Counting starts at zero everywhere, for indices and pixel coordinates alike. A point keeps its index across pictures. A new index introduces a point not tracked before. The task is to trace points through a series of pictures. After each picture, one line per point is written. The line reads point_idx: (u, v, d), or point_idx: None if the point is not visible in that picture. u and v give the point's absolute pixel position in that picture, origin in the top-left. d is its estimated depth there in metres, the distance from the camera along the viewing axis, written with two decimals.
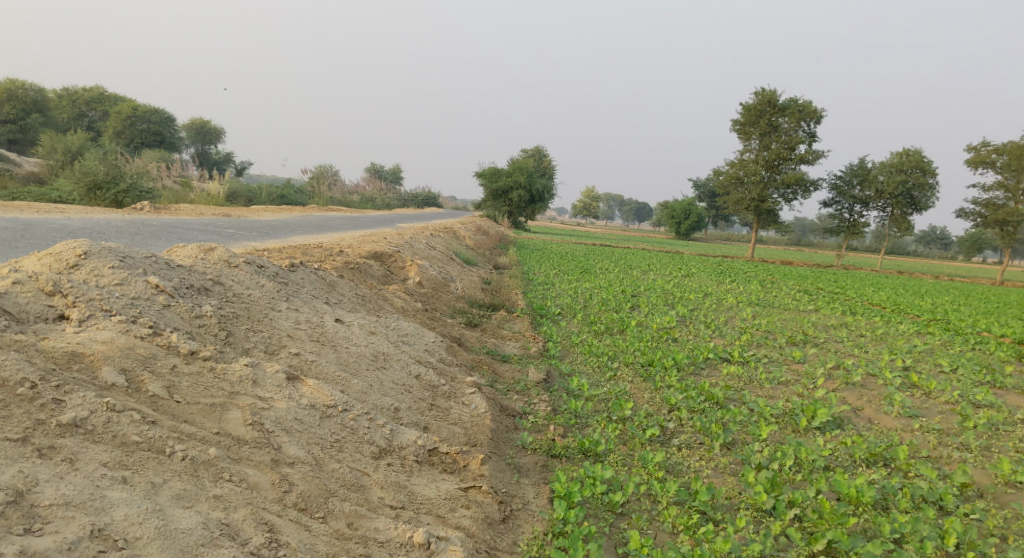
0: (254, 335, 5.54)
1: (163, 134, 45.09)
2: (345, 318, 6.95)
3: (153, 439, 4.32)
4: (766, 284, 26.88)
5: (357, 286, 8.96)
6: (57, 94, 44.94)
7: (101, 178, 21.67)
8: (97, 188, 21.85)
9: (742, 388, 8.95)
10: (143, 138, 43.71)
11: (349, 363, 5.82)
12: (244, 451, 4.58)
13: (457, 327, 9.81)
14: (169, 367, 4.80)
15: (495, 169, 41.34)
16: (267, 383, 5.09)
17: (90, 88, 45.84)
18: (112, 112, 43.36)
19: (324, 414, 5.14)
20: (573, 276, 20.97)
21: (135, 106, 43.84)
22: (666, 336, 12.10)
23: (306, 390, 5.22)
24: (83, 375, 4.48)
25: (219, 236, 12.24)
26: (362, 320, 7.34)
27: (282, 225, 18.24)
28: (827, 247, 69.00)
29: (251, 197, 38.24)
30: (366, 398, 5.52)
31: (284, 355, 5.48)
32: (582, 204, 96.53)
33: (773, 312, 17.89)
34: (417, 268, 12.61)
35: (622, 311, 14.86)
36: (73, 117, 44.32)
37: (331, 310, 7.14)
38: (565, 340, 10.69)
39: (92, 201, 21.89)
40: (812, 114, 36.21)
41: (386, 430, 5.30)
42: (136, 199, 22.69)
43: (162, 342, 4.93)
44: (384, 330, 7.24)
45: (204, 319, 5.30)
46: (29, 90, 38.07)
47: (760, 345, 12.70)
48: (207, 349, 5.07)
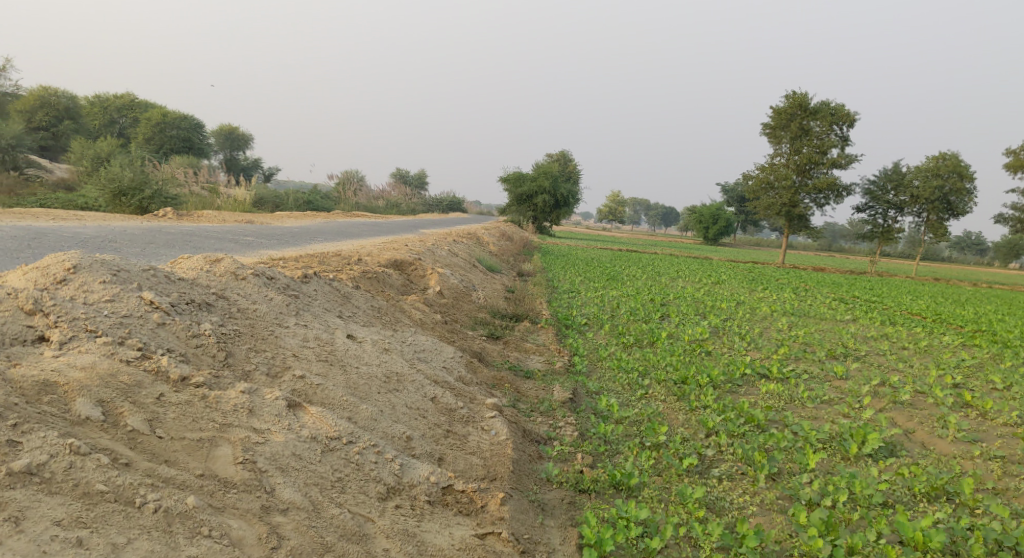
0: (256, 356, 5.15)
1: (192, 140, 45.29)
2: (359, 334, 6.52)
3: (121, 489, 3.92)
4: (799, 292, 26.14)
5: (373, 297, 8.55)
6: (88, 101, 45.35)
7: (126, 184, 21.58)
8: (123, 194, 21.77)
9: (783, 409, 8.40)
10: (172, 144, 43.96)
11: (358, 386, 5.40)
12: (229, 498, 4.17)
13: (477, 341, 9.35)
14: (156, 396, 4.46)
15: (520, 174, 40.91)
16: (264, 412, 4.70)
17: (121, 95, 46.20)
18: (142, 119, 43.62)
19: (327, 447, 4.72)
20: (600, 283, 20.46)
21: (165, 113, 44.12)
22: (699, 349, 11.54)
23: (308, 420, 4.83)
24: (53, 408, 4.14)
25: (235, 244, 11.92)
26: (377, 336, 6.90)
27: (304, 231, 17.95)
28: (859, 253, 67.60)
29: (276, 203, 38.20)
30: (376, 428, 5.09)
31: (288, 379, 5.09)
32: (609, 209, 95.75)
33: (808, 322, 17.22)
34: (438, 277, 12.20)
35: (651, 321, 14.30)
36: (105, 123, 44.72)
37: (343, 325, 6.73)
38: (592, 354, 10.18)
39: (117, 207, 21.80)
40: (845, 118, 35.34)
41: (396, 466, 4.86)
42: (161, 205, 22.59)
43: (150, 366, 4.59)
44: (399, 346, 6.80)
45: (202, 339, 4.97)
46: (62, 97, 38.44)
47: (799, 358, 12.08)
48: (201, 374, 4.72)
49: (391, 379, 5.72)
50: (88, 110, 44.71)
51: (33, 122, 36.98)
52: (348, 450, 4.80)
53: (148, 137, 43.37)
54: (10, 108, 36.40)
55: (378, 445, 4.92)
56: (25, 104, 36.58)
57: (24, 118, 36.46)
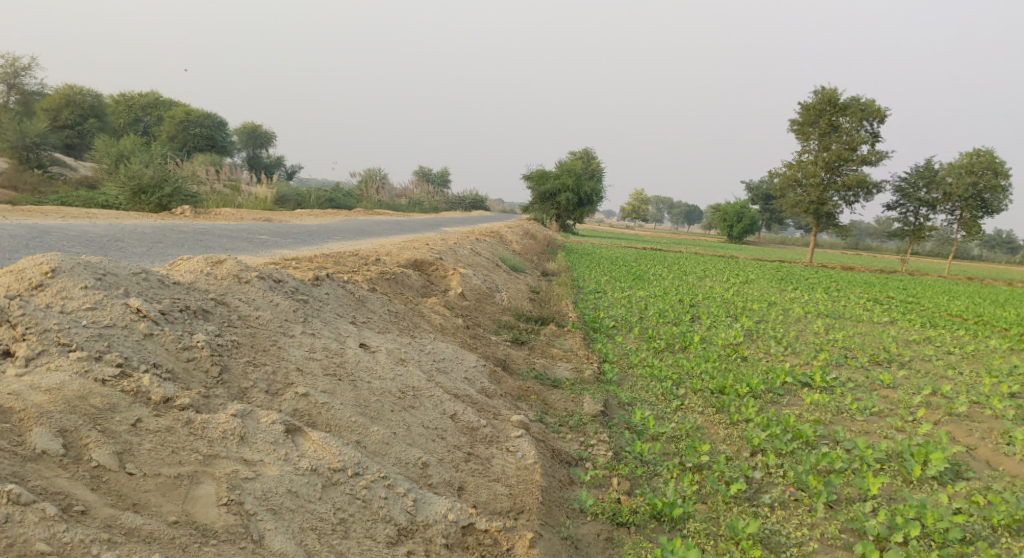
0: (254, 373, 4.75)
1: (215, 138, 45.17)
2: (374, 342, 6.03)
3: (71, 546, 3.53)
4: (831, 292, 25.28)
5: (390, 300, 8.02)
6: (113, 100, 45.36)
7: (146, 182, 21.29)
8: (142, 192, 21.47)
9: (831, 423, 7.75)
10: (196, 142, 43.85)
11: (369, 405, 4.97)
12: (207, 550, 3.75)
13: (501, 347, 8.80)
14: (132, 422, 4.07)
15: (543, 171, 40.31)
16: (257, 440, 4.29)
17: (145, 93, 46.16)
18: (166, 117, 43.54)
19: (329, 480, 4.30)
20: (626, 283, 19.84)
21: (189, 111, 44.01)
22: (734, 355, 10.89)
23: (309, 448, 4.42)
24: (6, 440, 3.77)
25: (250, 243, 11.49)
26: (394, 343, 6.40)
27: (323, 230, 17.49)
28: (888, 252, 66.20)
29: (298, 201, 37.90)
30: (388, 455, 4.67)
31: (289, 397, 4.70)
32: (632, 207, 94.71)
33: (845, 325, 16.45)
34: (460, 277, 11.67)
35: (681, 323, 13.67)
36: (130, 122, 44.72)
37: (356, 332, 6.23)
38: (622, 361, 9.60)
39: (137, 205, 21.51)
40: (876, 113, 34.32)
41: (409, 502, 4.40)
42: (180, 203, 22.27)
43: (128, 387, 4.20)
44: (418, 356, 6.29)
45: (193, 352, 4.61)
46: (87, 96, 38.43)
47: (840, 365, 11.38)
48: (187, 394, 4.34)
49: (407, 395, 5.25)
50: (113, 108, 44.71)
51: (59, 120, 36.91)
52: (354, 484, 4.37)
53: (172, 136, 43.30)
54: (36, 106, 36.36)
55: (389, 478, 4.47)
56: (50, 102, 36.55)
57: (49, 117, 36.40)
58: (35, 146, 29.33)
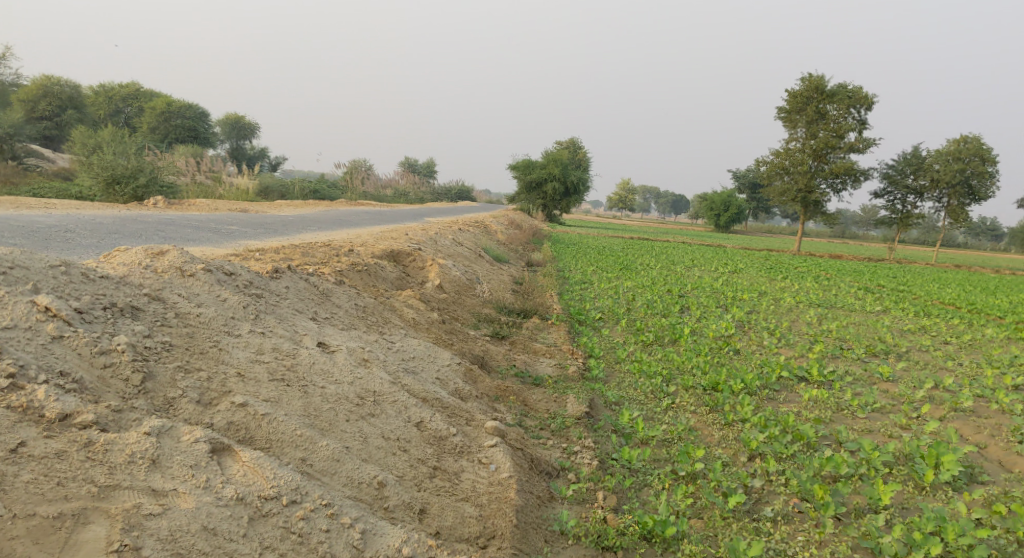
0: (184, 380, 4.28)
1: (197, 130, 44.26)
2: (335, 339, 5.48)
3: None
4: (821, 280, 24.89)
5: (359, 294, 7.44)
6: (92, 91, 44.34)
7: (120, 172, 20.50)
8: (116, 182, 20.68)
9: (831, 422, 7.27)
10: (177, 134, 42.95)
11: (320, 414, 4.52)
12: None
13: (479, 342, 8.24)
14: (13, 446, 3.61)
15: (529, 161, 39.75)
16: (173, 464, 3.84)
17: (125, 84, 45.15)
18: (146, 108, 42.59)
19: (258, 510, 3.85)
20: (612, 273, 19.33)
21: (170, 102, 43.07)
22: (726, 348, 10.37)
23: (237, 472, 3.96)
24: None
25: (215, 234, 10.84)
26: (360, 342, 5.86)
27: (301, 220, 16.86)
28: (874, 241, 66.12)
29: (281, 193, 37.13)
30: (335, 475, 4.22)
31: (224, 407, 4.25)
32: (619, 197, 94.13)
33: (837, 314, 16.00)
34: (438, 269, 11.07)
35: (669, 315, 13.14)
36: (109, 113, 43.74)
37: (316, 329, 5.67)
38: (609, 356, 9.05)
39: (111, 196, 20.71)
40: (863, 100, 33.91)
41: (357, 535, 3.95)
42: (155, 195, 21.53)
43: (18, 402, 3.75)
44: (384, 355, 5.75)
45: (111, 357, 4.17)
46: (65, 87, 37.31)
47: (836, 358, 10.89)
48: (92, 410, 3.88)
49: (368, 402, 4.79)
50: (92, 99, 43.71)
51: (36, 111, 35.91)
52: (289, 514, 3.91)
53: (153, 127, 42.37)
54: (12, 97, 35.39)
55: (332, 506, 4.02)
56: (27, 93, 35.55)
57: (26, 108, 35.43)
58: (9, 137, 28.44)
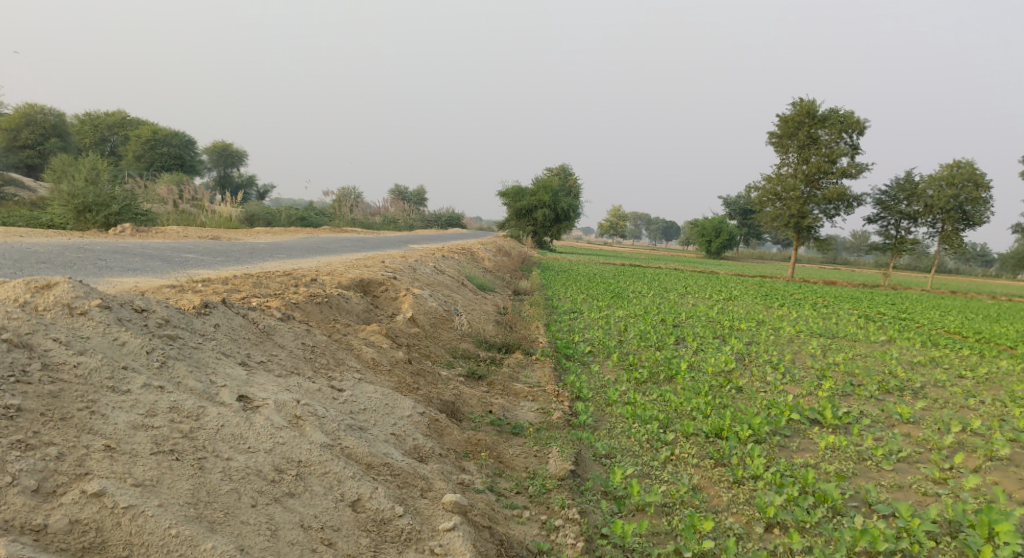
0: (18, 463, 3.70)
1: (183, 157, 43.31)
2: (263, 389, 4.68)
3: None
4: (819, 308, 24.01)
5: (313, 331, 6.44)
6: (78, 119, 43.38)
7: (90, 199, 19.47)
8: (87, 211, 19.63)
9: (855, 477, 6.37)
10: (163, 162, 41.95)
11: (211, 498, 3.91)
12: None
13: (451, 384, 7.27)
14: None
15: (520, 188, 39.05)
16: None
17: (112, 112, 44.17)
18: (132, 136, 41.64)
19: None
20: (604, 302, 18.42)
21: (156, 130, 42.16)
22: (727, 386, 9.44)
23: None
24: None
25: (166, 263, 9.90)
26: (298, 391, 4.96)
27: (274, 248, 15.90)
28: (867, 267, 65.38)
29: (267, 221, 36.22)
30: None
31: (69, 498, 3.69)
32: (610, 224, 93.26)
33: (842, 345, 15.06)
34: (412, 299, 10.12)
35: (663, 347, 12.20)
36: (95, 141, 42.74)
37: (246, 376, 4.86)
38: (599, 398, 8.08)
39: (82, 225, 19.64)
40: (856, 125, 33.35)
41: None
42: (129, 223, 20.51)
43: None
44: (326, 406, 4.92)
45: None
46: (50, 115, 36.07)
47: (848, 395, 9.95)
48: None
49: (287, 478, 4.18)
50: (77, 128, 42.73)
51: (17, 140, 34.79)
52: None
53: (138, 155, 41.39)
54: None
55: None
56: (8, 121, 34.41)
57: (5, 136, 34.33)
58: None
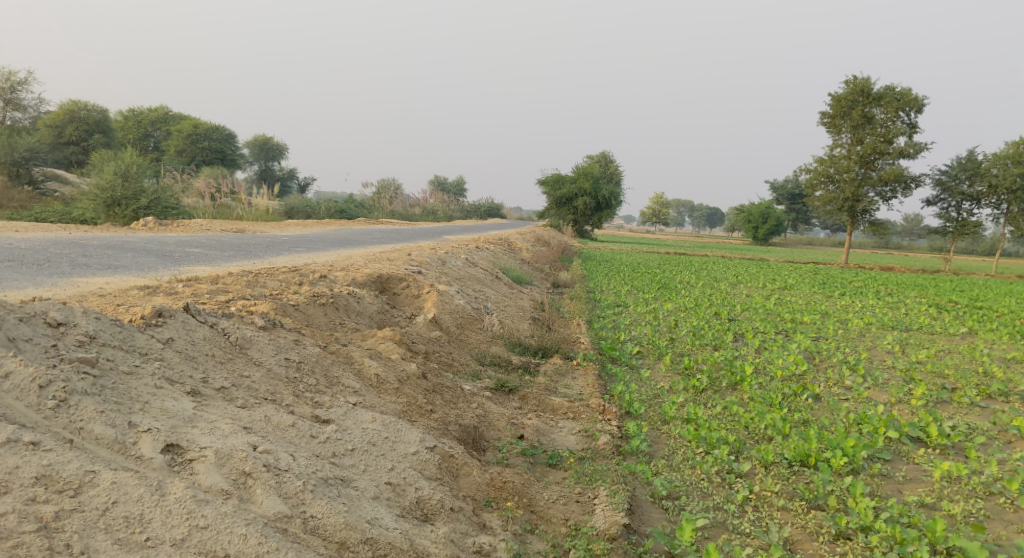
0: None
1: (224, 151, 42.73)
2: (203, 435, 3.75)
3: None
4: (883, 296, 22.24)
5: (307, 343, 5.23)
6: (122, 116, 43.05)
7: (120, 193, 18.58)
8: (116, 204, 18.71)
9: (991, 524, 5.00)
10: (205, 157, 41.40)
11: None
12: None
13: (475, 402, 6.04)
14: None
15: (559, 175, 37.74)
16: None
17: (155, 108, 43.77)
18: (173, 131, 41.17)
19: None
20: (651, 293, 17.06)
21: (197, 124, 41.62)
22: (803, 395, 8.04)
23: None
24: None
25: (164, 259, 8.87)
26: (257, 433, 3.93)
27: (298, 241, 14.86)
28: (924, 251, 62.57)
29: (309, 213, 35.51)
30: None
31: None
32: (652, 211, 91.03)
33: (919, 339, 13.43)
34: (436, 297, 8.94)
35: (721, 345, 10.79)
36: (138, 138, 42.39)
37: (188, 414, 3.84)
38: (653, 416, 6.81)
39: (112, 219, 18.75)
40: (913, 102, 31.19)
41: None
42: (159, 217, 19.56)
43: None
44: (293, 453, 3.91)
45: None
46: (94, 112, 35.50)
47: (944, 403, 8.49)
48: None
49: None
50: (121, 125, 42.37)
51: (62, 137, 34.14)
52: None
53: (180, 150, 40.97)
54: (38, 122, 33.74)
55: None
56: (53, 118, 33.88)
57: (50, 133, 33.71)
58: (26, 162, 24.95)
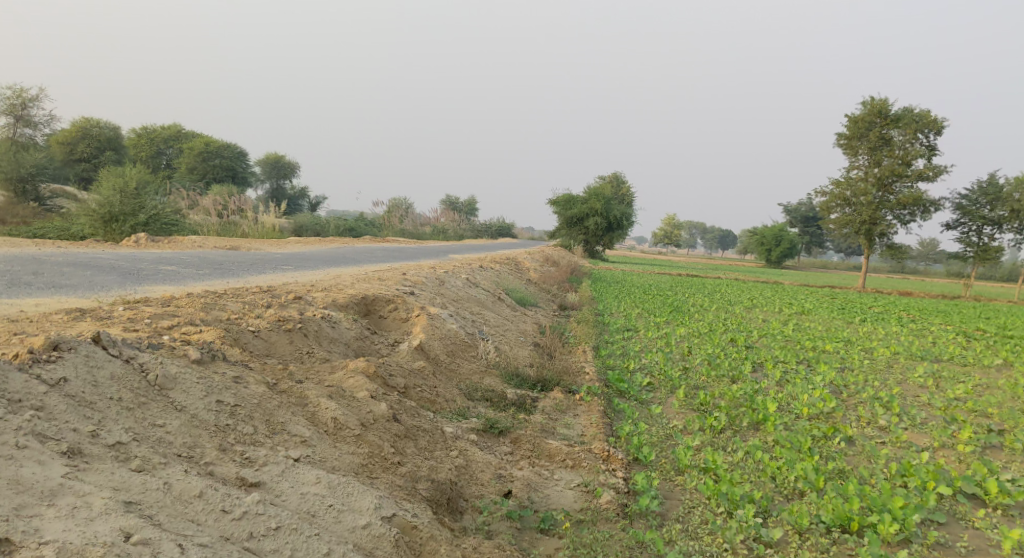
0: None
1: (235, 169, 42.09)
2: (53, 520, 3.26)
3: None
4: (906, 323, 21.17)
5: (250, 382, 4.49)
6: (135, 133, 42.53)
7: (119, 207, 17.56)
8: (114, 220, 17.65)
9: None
10: (216, 175, 40.75)
11: None
12: None
13: (456, 449, 5.14)
14: None
15: (571, 196, 37.07)
16: None
17: (168, 126, 43.29)
18: (185, 149, 40.68)
19: None
20: (663, 317, 16.16)
21: (209, 142, 41.12)
22: (836, 438, 7.08)
23: None
24: None
25: (128, 277, 8.06)
26: (139, 513, 3.43)
27: (293, 259, 14.09)
28: (940, 276, 61.25)
29: (318, 231, 34.74)
30: None
31: None
32: (665, 233, 90.01)
33: (952, 372, 12.41)
34: (425, 321, 8.07)
35: (739, 377, 9.79)
36: (151, 155, 41.78)
37: (41, 488, 3.36)
38: (665, 464, 5.92)
39: (109, 236, 17.66)
40: (932, 124, 30.20)
41: None
42: (158, 234, 18.53)
43: None
44: (182, 543, 3.37)
45: None
46: (105, 129, 34.95)
47: (995, 450, 7.50)
48: None
49: None
50: (134, 142, 41.77)
51: (74, 153, 33.37)
52: None
53: (191, 168, 40.42)
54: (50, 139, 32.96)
55: None
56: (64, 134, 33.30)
57: (62, 150, 32.94)
58: (33, 177, 24.09)
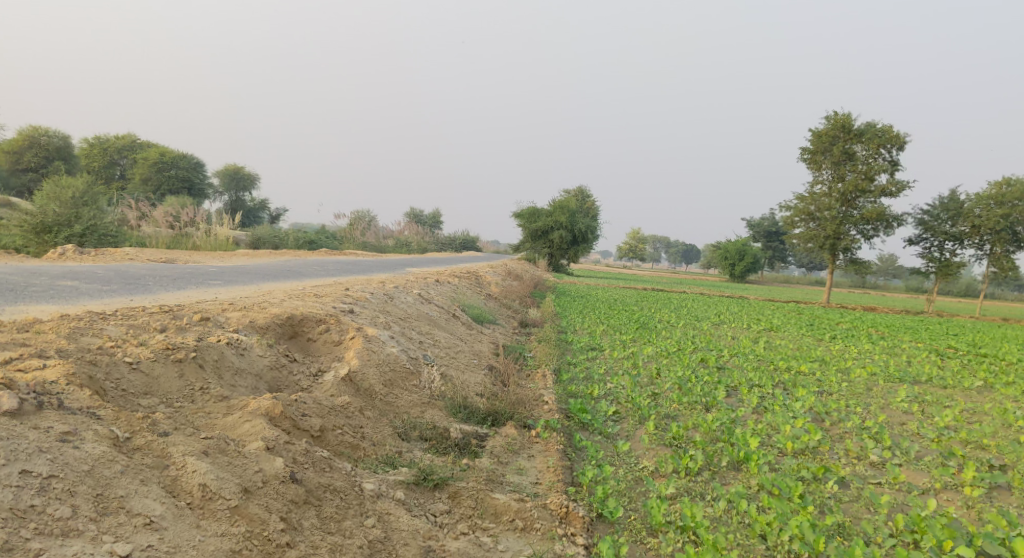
0: None
1: (193, 180, 40.28)
2: None
3: None
4: (877, 340, 20.51)
5: (85, 438, 4.06)
6: (87, 142, 40.60)
7: (54, 217, 15.92)
8: (48, 230, 15.96)
9: None
10: (172, 185, 38.97)
11: None
12: None
13: (373, 513, 4.46)
14: None
15: (535, 209, 36.16)
16: None
17: (122, 135, 41.45)
18: (139, 158, 38.94)
19: None
20: (629, 334, 15.24)
21: (164, 152, 39.43)
22: (829, 481, 6.12)
23: None
24: None
25: (15, 294, 6.89)
26: None
27: (234, 273, 12.94)
28: (902, 290, 61.36)
29: (276, 244, 33.21)
30: None
31: None
32: (629, 246, 89.45)
33: (936, 397, 11.58)
34: (361, 344, 6.97)
35: (714, 404, 8.78)
36: (104, 166, 39.93)
37: None
38: (635, 522, 4.95)
39: (43, 248, 15.98)
40: (895, 139, 29.83)
41: None
42: (100, 243, 16.75)
43: None
44: None
45: None
46: (55, 137, 32.88)
47: (1004, 492, 6.61)
48: None
49: None
50: (86, 152, 39.91)
51: (19, 162, 31.42)
52: None
53: (146, 178, 38.63)
54: None
55: None
56: (10, 143, 31.29)
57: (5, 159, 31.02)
58: None
